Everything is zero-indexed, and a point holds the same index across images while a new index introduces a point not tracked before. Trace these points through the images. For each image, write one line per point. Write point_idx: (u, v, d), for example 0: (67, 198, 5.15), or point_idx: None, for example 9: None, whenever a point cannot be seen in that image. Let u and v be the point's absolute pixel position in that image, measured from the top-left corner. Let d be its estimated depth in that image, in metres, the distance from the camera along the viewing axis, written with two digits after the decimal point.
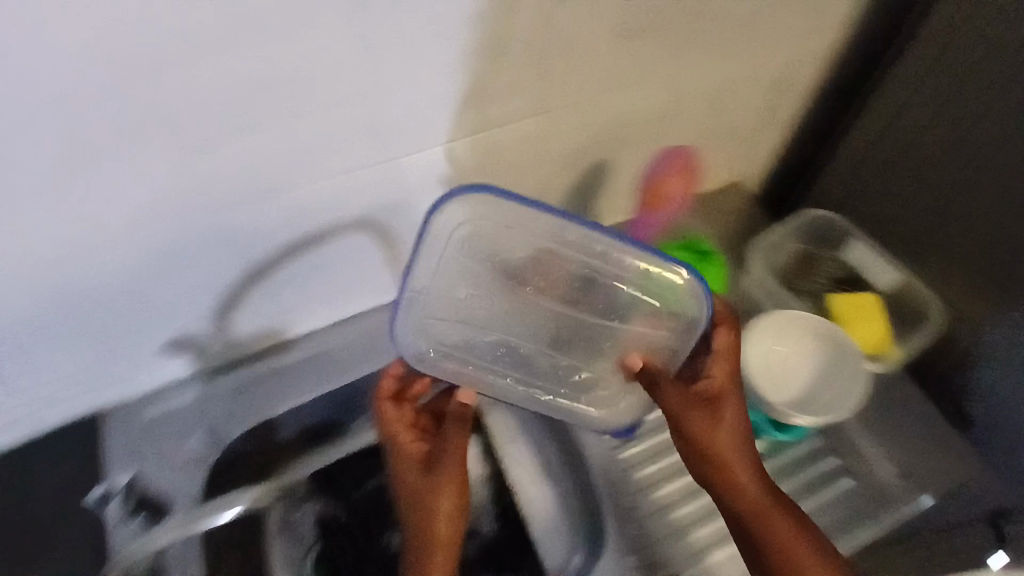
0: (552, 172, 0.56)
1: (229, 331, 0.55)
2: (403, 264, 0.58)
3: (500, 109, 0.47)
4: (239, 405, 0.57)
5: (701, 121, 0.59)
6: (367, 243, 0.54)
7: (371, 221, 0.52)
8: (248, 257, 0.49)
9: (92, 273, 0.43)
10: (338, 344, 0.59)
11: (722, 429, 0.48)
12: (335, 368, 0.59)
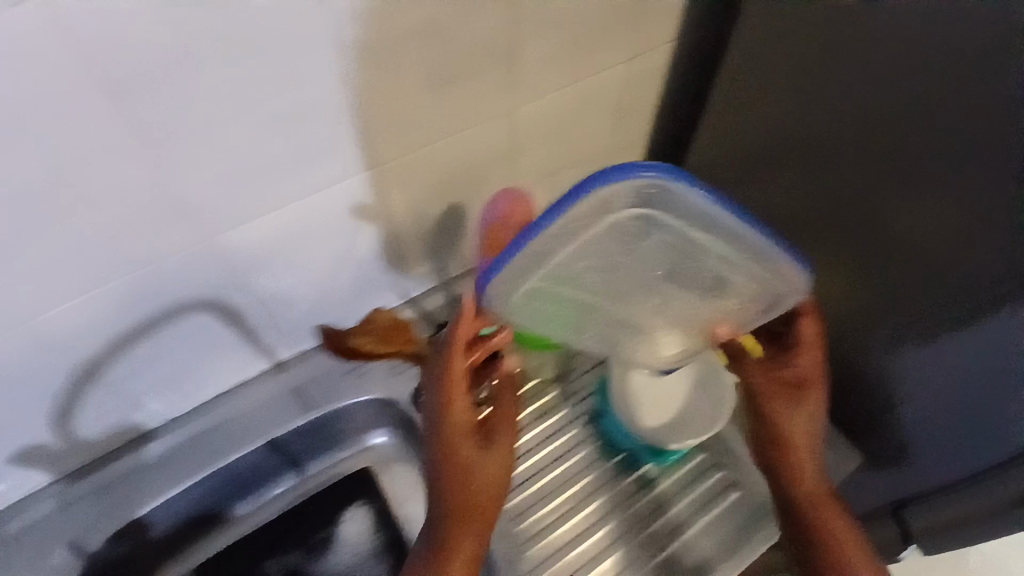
0: (394, 213, 0.64)
1: (79, 435, 0.65)
2: (250, 343, 0.69)
3: (317, 155, 0.54)
4: (106, 501, 0.67)
5: (539, 133, 0.66)
6: (218, 324, 0.64)
7: (210, 303, 0.62)
8: (96, 361, 0.59)
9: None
10: (200, 434, 0.71)
11: (796, 420, 0.60)
12: (191, 462, 0.70)
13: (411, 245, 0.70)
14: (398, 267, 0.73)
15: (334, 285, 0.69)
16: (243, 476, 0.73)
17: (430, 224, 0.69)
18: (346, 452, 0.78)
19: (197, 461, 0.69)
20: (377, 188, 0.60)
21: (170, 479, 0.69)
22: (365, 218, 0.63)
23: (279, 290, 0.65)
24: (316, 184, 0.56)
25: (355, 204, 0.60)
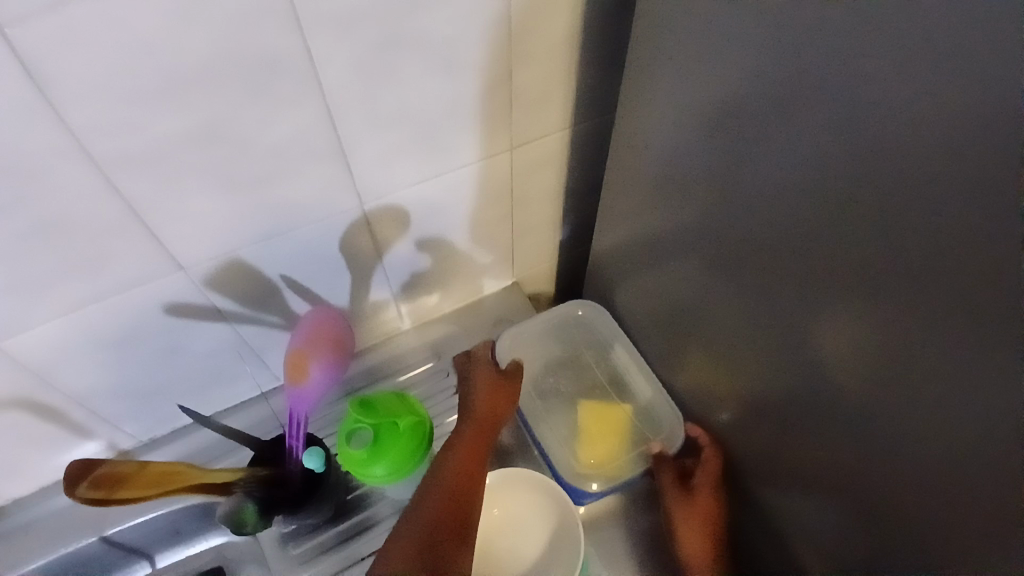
0: (249, 290, 0.61)
1: None
2: (81, 435, 0.64)
3: (108, 220, 0.49)
4: None
5: (402, 216, 0.63)
6: (34, 419, 0.60)
7: (23, 398, 0.57)
8: None
9: None
10: (37, 522, 0.68)
11: (697, 501, 0.62)
12: (21, 551, 0.67)
13: (257, 341, 0.66)
14: (248, 364, 0.68)
15: (181, 376, 0.64)
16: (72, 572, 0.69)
17: (284, 317, 0.65)
18: (197, 544, 0.74)
19: (35, 550, 0.67)
20: (204, 286, 0.58)
21: None
22: (190, 317, 0.59)
23: (109, 381, 0.60)
24: (122, 285, 0.53)
25: (167, 302, 0.57)
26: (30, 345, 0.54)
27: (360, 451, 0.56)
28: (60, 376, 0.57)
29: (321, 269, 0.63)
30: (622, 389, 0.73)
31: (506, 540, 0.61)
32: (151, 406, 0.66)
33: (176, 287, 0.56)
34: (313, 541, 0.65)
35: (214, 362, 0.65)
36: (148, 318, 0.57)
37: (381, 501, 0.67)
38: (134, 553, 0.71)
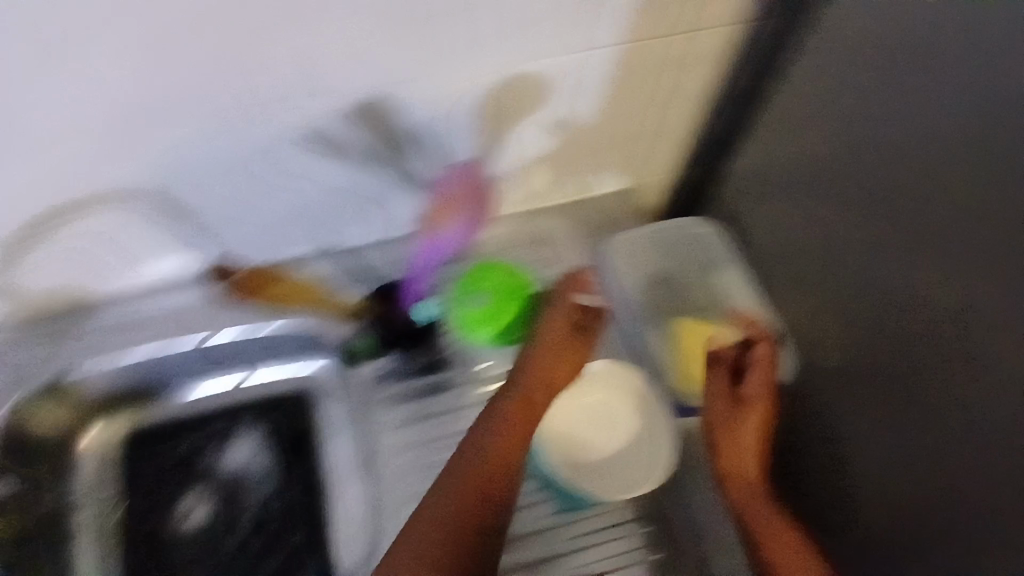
0: (395, 136, 0.64)
1: (16, 289, 0.70)
2: (197, 240, 0.72)
3: (279, 28, 0.52)
4: (56, 349, 0.74)
5: (551, 88, 0.64)
6: (164, 213, 0.67)
7: (160, 192, 0.64)
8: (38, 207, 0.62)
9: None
10: (139, 314, 0.76)
11: (748, 418, 0.67)
12: (129, 337, 0.76)
13: (376, 189, 0.70)
14: (361, 212, 0.73)
15: (313, 206, 0.70)
16: (170, 367, 0.78)
17: (402, 168, 0.68)
18: (284, 369, 0.82)
19: (140, 340, 0.75)
20: (337, 120, 0.61)
21: (102, 349, 0.76)
22: (319, 150, 0.64)
23: (242, 198, 0.67)
24: (275, 96, 0.58)
25: (313, 127, 0.61)
26: (184, 138, 0.59)
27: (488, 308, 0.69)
28: (202, 182, 0.64)
29: (452, 137, 0.66)
30: (726, 310, 0.76)
31: (586, 425, 0.69)
32: (272, 230, 0.73)
33: (313, 114, 0.60)
34: (406, 382, 0.76)
35: (334, 201, 0.70)
36: (284, 141, 0.62)
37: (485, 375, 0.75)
38: (223, 360, 0.80)
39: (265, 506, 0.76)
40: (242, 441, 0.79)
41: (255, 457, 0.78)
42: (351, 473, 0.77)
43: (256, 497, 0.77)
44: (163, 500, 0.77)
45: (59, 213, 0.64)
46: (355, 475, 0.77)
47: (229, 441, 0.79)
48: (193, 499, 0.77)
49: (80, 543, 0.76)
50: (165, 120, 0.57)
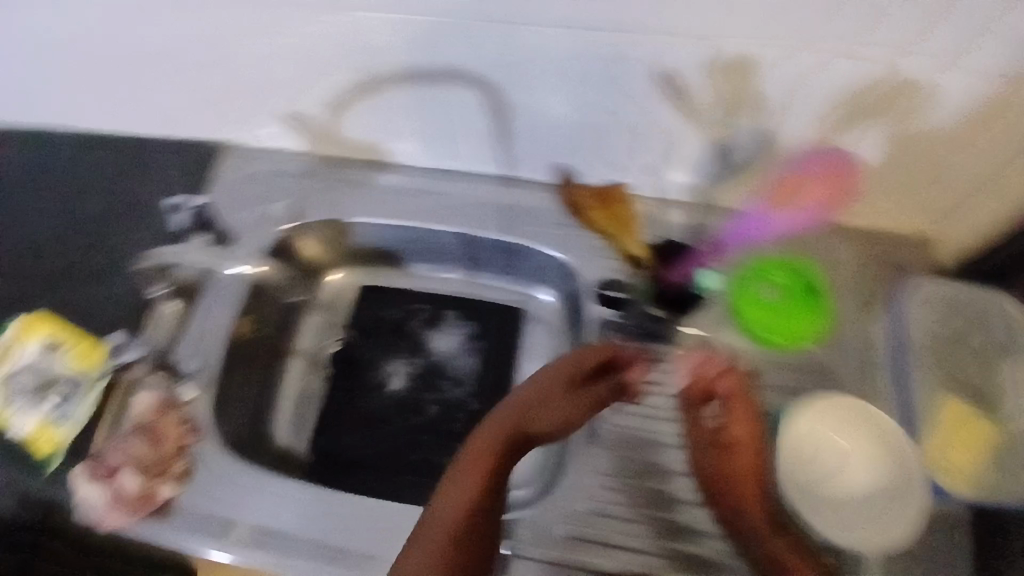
0: (737, 111, 0.67)
1: (345, 131, 0.84)
2: (497, 137, 0.78)
3: None
4: (343, 193, 0.88)
5: (913, 105, 0.62)
6: (488, 105, 0.74)
7: (490, 82, 0.70)
8: (398, 70, 0.72)
9: (355, 30, 0.68)
10: (415, 188, 0.87)
11: (746, 462, 0.62)
12: (400, 205, 0.88)
13: (685, 142, 0.72)
14: (660, 157, 0.75)
15: (618, 148, 0.76)
16: (422, 244, 0.91)
17: (722, 136, 0.69)
18: (511, 285, 0.94)
19: (407, 212, 0.88)
20: (700, 68, 0.63)
21: (376, 208, 0.88)
22: (662, 91, 0.66)
23: (563, 116, 0.72)
24: (646, 33, 0.61)
25: (669, 72, 0.64)
26: (556, 41, 0.63)
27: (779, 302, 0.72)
28: (537, 86, 0.69)
29: (783, 127, 0.67)
30: (1004, 407, 0.66)
31: (825, 457, 0.66)
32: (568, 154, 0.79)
33: (681, 57, 0.62)
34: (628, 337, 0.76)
35: (643, 137, 0.73)
36: (637, 71, 0.65)
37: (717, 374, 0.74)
38: (464, 257, 0.92)
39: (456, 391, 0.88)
40: (453, 332, 0.92)
41: (463, 350, 0.91)
42: None
43: (453, 381, 0.89)
44: (380, 352, 0.91)
45: (419, 73, 0.71)
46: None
47: (444, 327, 0.92)
48: (402, 361, 0.90)
49: (307, 356, 0.92)
50: (552, 21, 0.62)
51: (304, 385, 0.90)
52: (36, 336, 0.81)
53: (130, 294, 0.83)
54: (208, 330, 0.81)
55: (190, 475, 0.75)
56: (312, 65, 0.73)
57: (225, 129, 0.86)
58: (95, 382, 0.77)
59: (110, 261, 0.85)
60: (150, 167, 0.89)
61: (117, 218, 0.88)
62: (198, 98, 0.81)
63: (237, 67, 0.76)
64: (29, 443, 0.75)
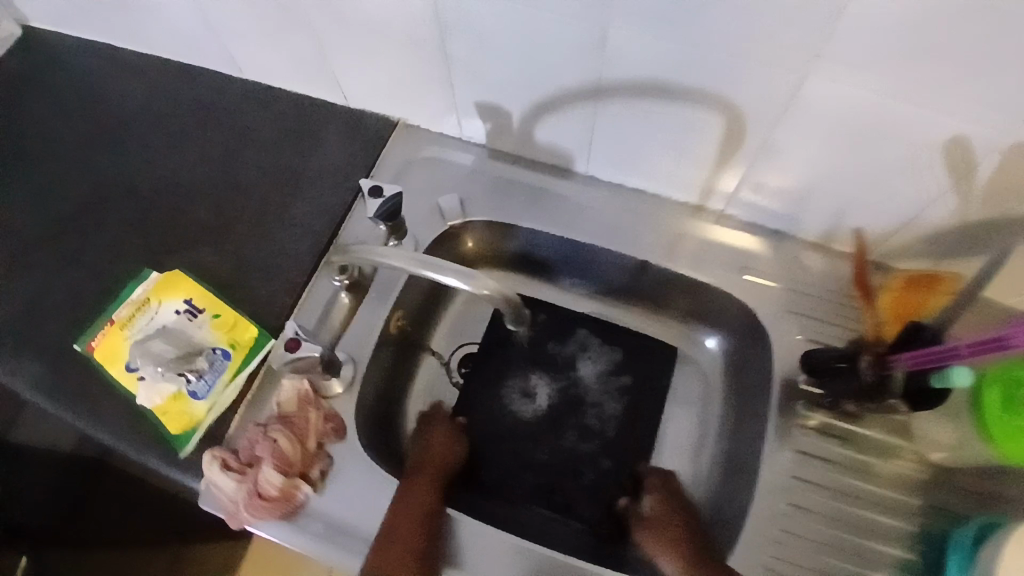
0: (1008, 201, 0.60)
1: (536, 132, 0.78)
2: (710, 162, 0.72)
3: None
4: (514, 195, 0.82)
5: None
6: (721, 133, 0.67)
7: (733, 112, 0.64)
8: (623, 87, 0.66)
9: (594, 45, 0.62)
10: (590, 202, 0.82)
11: (684, 531, 0.67)
12: (572, 217, 0.81)
13: (938, 213, 0.65)
14: (900, 220, 0.69)
15: (844, 200, 0.70)
16: (579, 263, 0.85)
17: (981, 218, 0.63)
18: (667, 318, 0.87)
19: (575, 228, 0.81)
20: (1004, 145, 0.56)
21: (543, 217, 0.81)
22: (945, 157, 0.60)
23: (796, 160, 0.67)
24: (949, 104, 0.54)
25: (960, 138, 0.57)
26: (840, 88, 0.57)
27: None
28: (790, 126, 0.63)
29: None
30: None
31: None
32: (779, 198, 0.73)
33: (992, 129, 0.55)
34: (818, 416, 0.74)
35: (883, 197, 0.67)
36: (919, 135, 0.58)
37: (900, 461, 0.74)
38: (621, 282, 0.85)
39: (595, 426, 0.82)
40: (593, 359, 0.85)
41: (606, 382, 0.84)
42: (682, 446, 0.83)
43: (593, 415, 0.82)
44: (515, 368, 0.85)
45: (657, 94, 0.65)
46: (686, 449, 0.83)
47: (586, 353, 0.85)
48: (538, 383, 0.84)
49: (440, 356, 0.87)
50: (854, 66, 0.54)
51: (432, 386, 0.85)
52: (176, 296, 0.75)
53: (276, 262, 0.77)
54: (361, 320, 0.76)
55: (325, 481, 0.69)
56: (538, 64, 0.66)
57: (408, 101, 0.81)
58: (244, 356, 0.72)
59: (259, 224, 0.80)
60: (318, 131, 0.85)
61: (271, 179, 0.83)
62: (391, 70, 0.76)
63: (443, 53, 0.70)
64: (157, 415, 0.69)
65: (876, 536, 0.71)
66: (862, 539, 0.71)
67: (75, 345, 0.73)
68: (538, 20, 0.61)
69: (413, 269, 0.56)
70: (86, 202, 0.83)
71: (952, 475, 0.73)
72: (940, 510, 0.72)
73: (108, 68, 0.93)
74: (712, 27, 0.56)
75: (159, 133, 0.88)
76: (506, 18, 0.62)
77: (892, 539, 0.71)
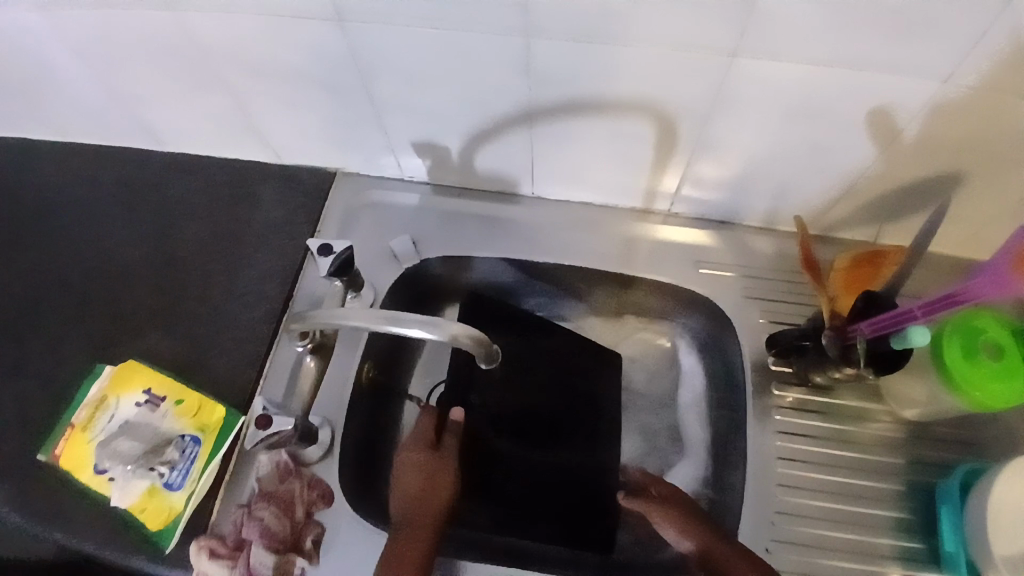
0: (933, 160, 0.63)
1: (475, 161, 0.78)
2: (650, 164, 0.73)
3: (932, 33, 0.51)
4: (462, 228, 0.82)
5: None
6: (653, 137, 0.68)
7: (660, 116, 0.65)
8: (551, 107, 0.67)
9: (516, 72, 0.62)
10: (540, 221, 0.82)
11: (673, 497, 0.72)
12: (526, 239, 0.82)
13: (871, 181, 0.68)
14: (837, 191, 0.71)
15: (782, 182, 0.72)
16: (541, 282, 0.85)
17: (912, 178, 0.66)
18: (635, 322, 0.88)
19: (530, 249, 0.81)
20: (921, 109, 0.58)
21: (498, 245, 0.81)
22: (870, 127, 0.61)
23: (729, 153, 0.68)
24: (860, 82, 0.56)
25: (879, 109, 0.59)
26: (759, 79, 0.58)
27: (987, 365, 0.62)
28: (718, 121, 0.64)
29: (969, 179, 0.64)
30: None
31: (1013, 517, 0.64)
32: (721, 189, 0.75)
33: (906, 97, 0.57)
34: (793, 394, 0.76)
35: (817, 174, 0.69)
36: (842, 111, 0.60)
37: (879, 424, 0.75)
38: (584, 294, 0.86)
39: (584, 441, 0.80)
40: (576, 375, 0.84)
41: (583, 394, 0.83)
42: (670, 444, 0.83)
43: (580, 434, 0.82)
44: None
45: (586, 109, 0.66)
46: (675, 446, 0.83)
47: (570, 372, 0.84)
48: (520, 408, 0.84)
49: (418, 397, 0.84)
50: (767, 60, 0.56)
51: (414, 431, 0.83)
52: (135, 388, 0.73)
53: (233, 334, 0.75)
54: (331, 379, 0.75)
55: (320, 549, 0.67)
56: (467, 97, 0.67)
57: (341, 149, 0.80)
58: (215, 437, 0.70)
59: (209, 298, 0.78)
60: (256, 194, 0.84)
61: (216, 249, 0.81)
62: (322, 123, 0.76)
63: (371, 99, 0.70)
64: (134, 513, 0.66)
65: (869, 502, 0.72)
66: (857, 507, 0.72)
67: (38, 456, 0.71)
68: (457, 55, 0.62)
69: (374, 326, 0.56)
70: (24, 304, 0.80)
71: (930, 427, 0.75)
72: (924, 465, 0.74)
73: (24, 160, 0.90)
74: (625, 42, 0.57)
75: (91, 220, 0.85)
76: (424, 57, 0.63)
77: (885, 501, 0.72)
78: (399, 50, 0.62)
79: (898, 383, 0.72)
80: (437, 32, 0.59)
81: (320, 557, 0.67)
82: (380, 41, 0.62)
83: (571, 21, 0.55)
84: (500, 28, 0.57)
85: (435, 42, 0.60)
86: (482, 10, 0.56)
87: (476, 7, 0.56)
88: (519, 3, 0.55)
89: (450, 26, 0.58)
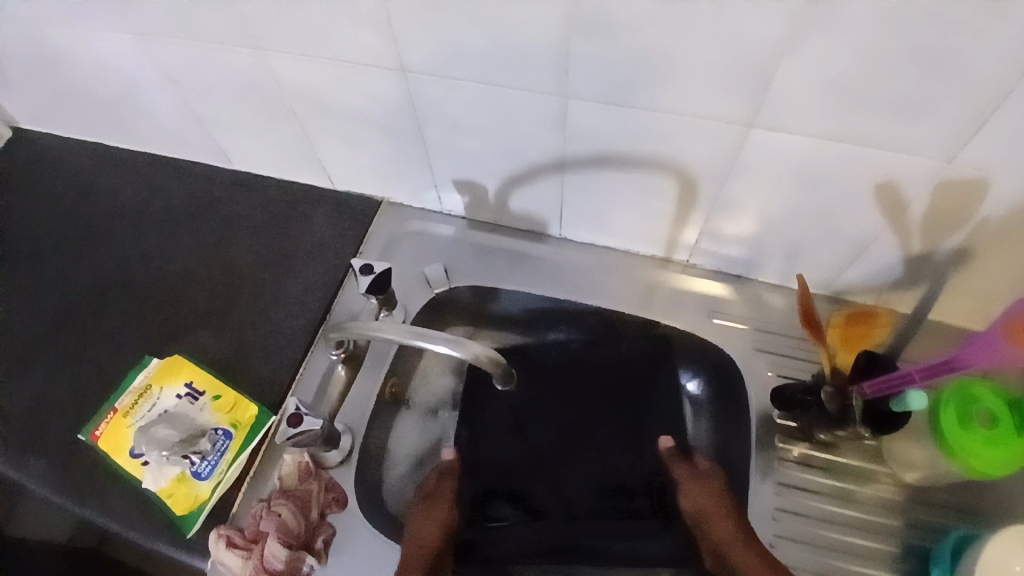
0: (938, 233, 0.67)
1: (510, 201, 0.84)
2: (671, 217, 0.78)
3: (929, 121, 0.56)
4: (492, 260, 0.88)
5: None
6: (675, 192, 0.74)
7: (682, 175, 0.71)
8: (582, 160, 0.73)
9: (553, 126, 0.69)
10: (566, 260, 0.88)
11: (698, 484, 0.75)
12: (551, 276, 0.87)
13: (879, 250, 0.72)
14: (848, 256, 0.75)
15: (796, 244, 0.76)
16: (561, 317, 0.90)
17: (918, 250, 0.70)
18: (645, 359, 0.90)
19: (554, 285, 0.86)
20: (925, 186, 0.62)
21: (524, 278, 0.87)
22: (877, 199, 0.66)
23: (746, 213, 0.74)
24: (865, 160, 0.62)
25: (884, 183, 0.64)
26: (774, 148, 0.64)
27: (979, 432, 0.64)
28: (736, 184, 0.70)
29: (973, 254, 0.68)
30: None
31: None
32: (737, 246, 0.80)
33: (909, 175, 0.62)
34: (796, 447, 0.79)
35: (829, 239, 0.74)
36: (851, 183, 0.65)
37: (881, 485, 0.77)
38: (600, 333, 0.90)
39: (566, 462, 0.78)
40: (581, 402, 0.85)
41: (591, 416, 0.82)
42: None
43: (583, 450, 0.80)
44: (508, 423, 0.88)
45: (615, 163, 0.72)
46: None
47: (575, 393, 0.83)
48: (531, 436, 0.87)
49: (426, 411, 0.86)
50: (780, 133, 0.62)
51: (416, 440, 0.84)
52: (177, 381, 0.79)
53: (271, 340, 0.81)
54: (357, 390, 0.80)
55: (329, 550, 0.71)
56: (507, 144, 0.74)
57: (387, 179, 0.87)
58: (245, 434, 0.75)
59: (254, 305, 0.84)
60: (307, 215, 0.91)
61: (264, 260, 0.88)
62: (373, 156, 0.83)
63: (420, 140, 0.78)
64: (163, 497, 0.71)
65: (866, 561, 0.74)
66: (854, 565, 0.73)
67: (80, 435, 0.76)
68: (500, 107, 0.69)
69: (404, 339, 0.61)
70: (85, 296, 0.87)
71: (931, 492, 0.76)
72: (922, 529, 0.75)
73: (102, 167, 0.99)
74: (654, 108, 0.63)
75: (155, 226, 0.93)
76: (470, 106, 0.70)
77: (881, 561, 0.73)
78: (449, 100, 0.70)
79: (899, 445, 0.74)
80: (485, 86, 0.67)
81: (329, 556, 0.70)
82: (434, 90, 0.69)
83: (604, 86, 0.62)
84: (540, 87, 0.65)
85: (482, 94, 0.68)
86: (523, 72, 0.63)
87: (521, 69, 0.63)
88: (560, 68, 0.62)
89: (496, 82, 0.66)
